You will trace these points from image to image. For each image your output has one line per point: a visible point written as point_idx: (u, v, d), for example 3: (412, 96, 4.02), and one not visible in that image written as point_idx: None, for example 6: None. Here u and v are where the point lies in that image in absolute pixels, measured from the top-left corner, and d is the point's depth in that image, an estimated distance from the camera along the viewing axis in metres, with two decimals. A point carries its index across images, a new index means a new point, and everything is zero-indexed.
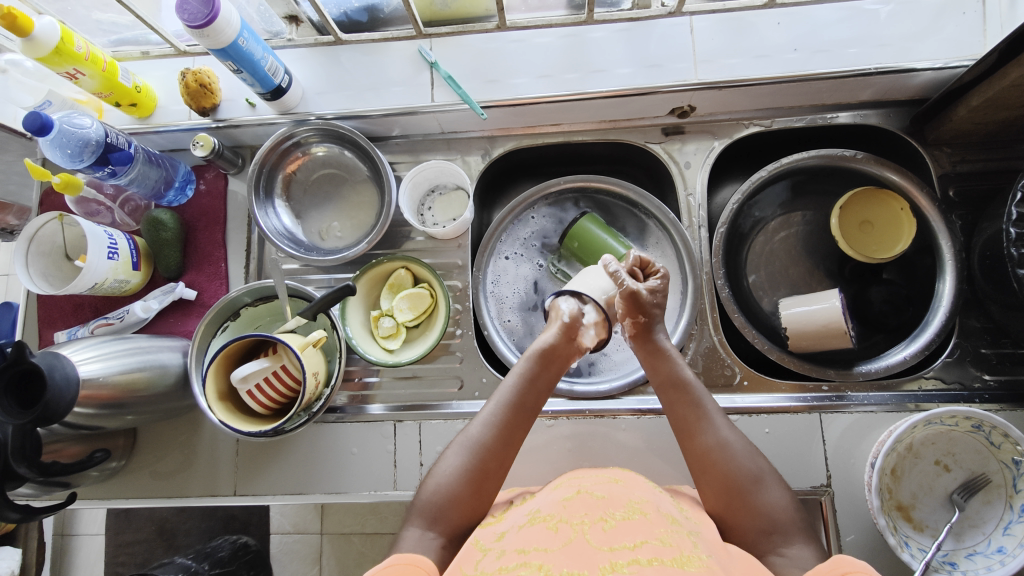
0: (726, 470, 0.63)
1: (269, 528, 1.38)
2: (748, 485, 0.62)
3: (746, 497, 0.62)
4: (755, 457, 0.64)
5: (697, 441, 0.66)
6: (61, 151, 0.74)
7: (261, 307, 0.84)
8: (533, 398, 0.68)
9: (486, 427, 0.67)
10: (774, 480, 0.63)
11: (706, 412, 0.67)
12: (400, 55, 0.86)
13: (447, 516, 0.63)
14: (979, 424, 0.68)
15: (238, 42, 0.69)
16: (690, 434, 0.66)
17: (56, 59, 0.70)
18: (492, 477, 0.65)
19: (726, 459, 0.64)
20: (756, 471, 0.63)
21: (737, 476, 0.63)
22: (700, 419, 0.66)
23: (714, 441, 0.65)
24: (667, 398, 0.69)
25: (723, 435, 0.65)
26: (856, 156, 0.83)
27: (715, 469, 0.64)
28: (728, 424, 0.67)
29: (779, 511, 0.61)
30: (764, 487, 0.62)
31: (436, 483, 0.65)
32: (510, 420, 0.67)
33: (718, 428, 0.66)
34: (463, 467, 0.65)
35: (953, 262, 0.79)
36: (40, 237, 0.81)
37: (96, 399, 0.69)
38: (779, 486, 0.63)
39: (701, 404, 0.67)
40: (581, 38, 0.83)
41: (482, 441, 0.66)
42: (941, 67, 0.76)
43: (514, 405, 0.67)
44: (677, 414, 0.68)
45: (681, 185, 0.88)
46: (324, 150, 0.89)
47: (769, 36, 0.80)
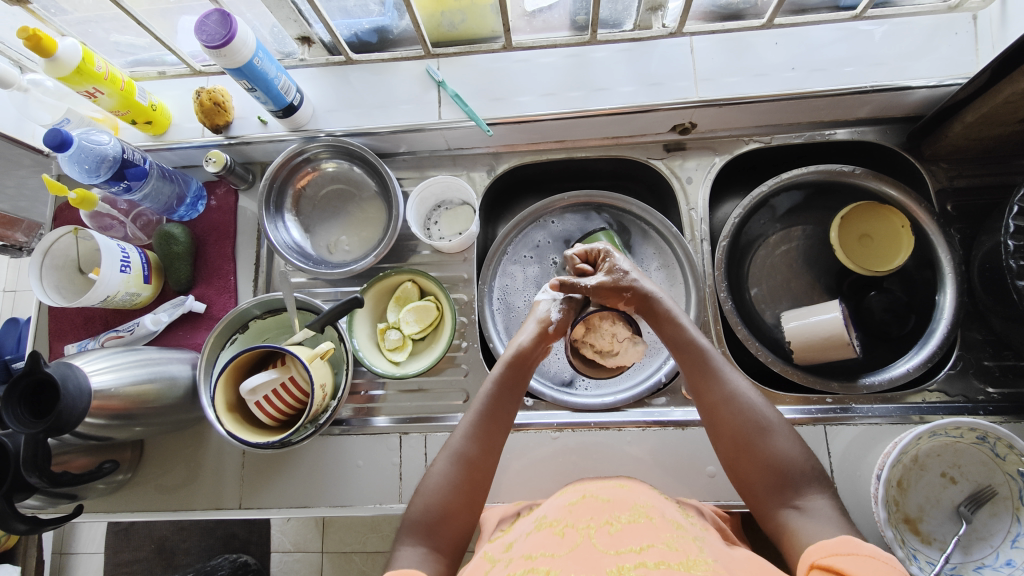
0: (735, 415, 0.65)
1: (269, 547, 1.37)
2: (757, 432, 0.64)
3: (753, 442, 0.63)
4: (765, 407, 0.66)
5: (710, 389, 0.68)
6: (79, 166, 0.76)
7: (269, 319, 0.85)
8: (507, 407, 0.71)
9: (468, 438, 0.69)
10: (781, 428, 0.64)
11: (718, 365, 0.69)
12: (408, 74, 0.88)
13: (440, 532, 0.63)
14: (984, 435, 0.68)
15: (253, 61, 0.71)
16: (704, 385, 0.68)
17: (77, 78, 0.72)
18: (477, 489, 0.66)
19: (736, 407, 0.66)
20: (766, 418, 0.64)
21: (747, 422, 0.64)
22: (711, 371, 0.68)
23: (727, 389, 0.67)
24: (683, 355, 0.71)
25: (736, 385, 0.67)
26: (854, 172, 0.85)
27: (725, 416, 0.66)
28: (740, 377, 0.69)
29: (788, 461, 0.61)
30: (771, 436, 0.63)
31: (426, 497, 0.65)
32: (489, 428, 0.69)
33: (731, 379, 0.68)
34: (450, 480, 0.66)
35: (953, 274, 0.80)
36: (54, 251, 0.82)
37: (107, 410, 0.70)
38: (791, 437, 0.64)
39: (712, 358, 0.69)
40: (585, 58, 0.85)
41: (465, 452, 0.68)
42: (936, 85, 0.78)
43: (489, 414, 0.70)
44: (691, 367, 0.70)
45: (683, 200, 0.90)
46: (334, 166, 0.92)
47: (768, 55, 0.82)
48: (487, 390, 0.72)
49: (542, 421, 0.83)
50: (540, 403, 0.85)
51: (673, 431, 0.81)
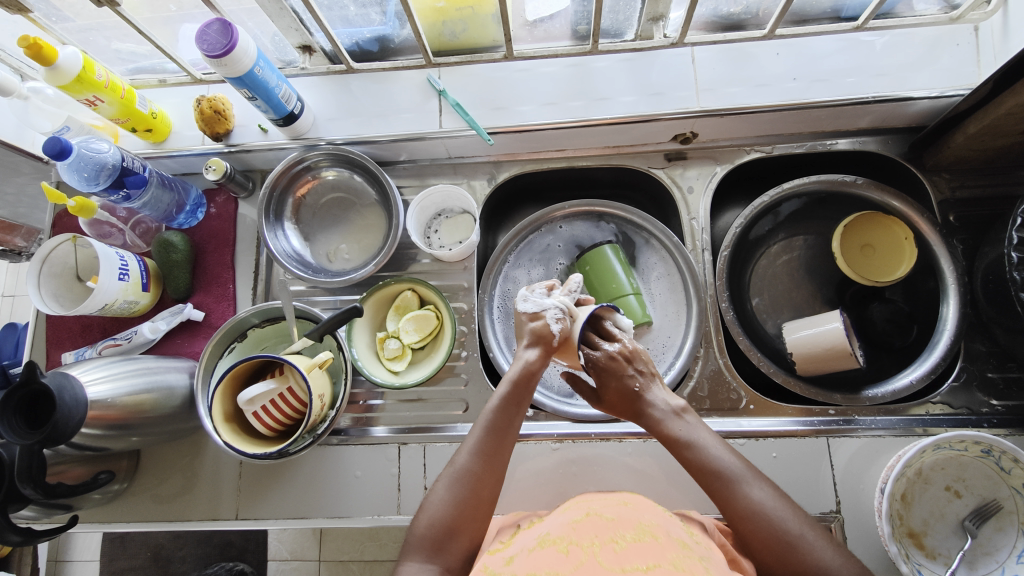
0: (762, 531, 0.59)
1: (266, 555, 1.36)
2: (787, 545, 0.58)
3: (784, 557, 0.57)
4: (795, 516, 0.59)
5: (728, 505, 0.61)
6: (78, 174, 0.76)
7: (268, 328, 0.85)
8: (513, 421, 0.69)
9: (473, 455, 0.66)
10: (812, 538, 0.58)
11: (735, 476, 0.62)
12: (409, 83, 0.88)
13: (446, 547, 0.62)
14: (988, 448, 0.68)
15: (254, 70, 0.71)
16: (722, 500, 0.62)
17: (77, 86, 0.72)
18: (484, 503, 0.65)
19: (761, 520, 0.59)
20: (796, 530, 0.58)
21: (777, 534, 0.58)
22: (728, 483, 0.62)
23: (745, 505, 0.60)
24: (696, 470, 0.64)
25: (757, 496, 0.61)
26: (856, 182, 0.85)
27: (752, 530, 0.60)
28: (761, 482, 0.62)
29: (826, 574, 0.56)
30: (803, 548, 0.57)
31: (430, 515, 0.64)
32: (494, 444, 0.67)
33: (750, 491, 0.61)
34: (455, 498, 0.64)
35: (956, 285, 0.80)
36: (52, 259, 0.82)
37: (103, 420, 0.69)
38: (829, 547, 0.58)
39: (728, 470, 0.62)
40: (586, 67, 0.85)
41: (469, 470, 0.65)
42: (938, 96, 0.78)
43: (494, 429, 0.67)
44: (706, 481, 0.63)
45: (684, 210, 0.89)
46: (334, 174, 0.91)
47: (769, 66, 0.82)
48: (492, 404, 0.69)
49: (542, 432, 0.82)
50: (540, 414, 0.84)
51: None
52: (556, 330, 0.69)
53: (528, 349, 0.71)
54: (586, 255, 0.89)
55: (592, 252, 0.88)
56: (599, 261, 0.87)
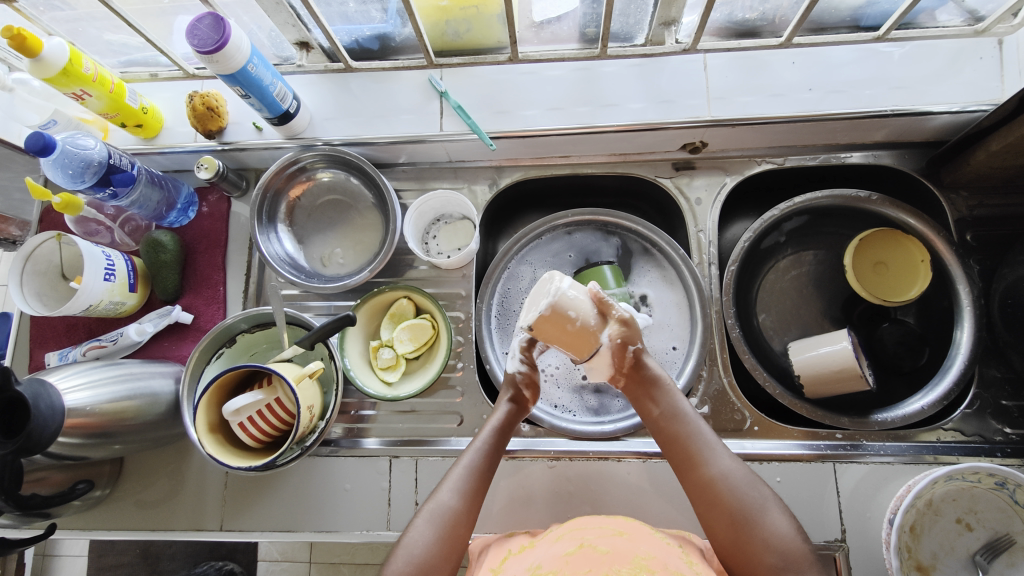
0: (726, 497, 0.62)
1: (256, 556, 1.34)
2: (751, 515, 0.60)
3: (745, 527, 0.60)
4: (756, 482, 0.63)
5: (695, 472, 0.65)
6: (63, 171, 0.73)
7: (258, 334, 0.82)
8: (491, 466, 0.69)
9: (455, 493, 0.65)
10: (774, 506, 0.61)
11: (707, 445, 0.66)
12: (410, 84, 0.85)
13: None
14: (1003, 481, 0.65)
15: (247, 67, 0.68)
16: (691, 466, 0.65)
17: (64, 80, 0.69)
18: (461, 544, 0.63)
19: (728, 488, 0.62)
20: (760, 496, 0.62)
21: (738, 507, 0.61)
22: (697, 453, 0.65)
23: (715, 470, 0.64)
24: (665, 437, 0.69)
25: (724, 465, 0.64)
26: (871, 198, 0.82)
27: (714, 498, 0.62)
28: (729, 455, 0.66)
29: (785, 542, 0.58)
30: (767, 515, 0.60)
31: (410, 555, 0.60)
32: (477, 483, 0.67)
33: (720, 459, 0.65)
34: (436, 539, 0.61)
35: (971, 308, 0.77)
36: (36, 256, 0.79)
37: (82, 428, 0.67)
38: (783, 514, 0.61)
39: (696, 435, 0.67)
40: (594, 72, 0.82)
41: (453, 509, 0.64)
42: (958, 111, 0.75)
43: (477, 472, 0.67)
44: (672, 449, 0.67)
45: (691, 221, 0.86)
46: (330, 176, 0.88)
47: (784, 75, 0.79)
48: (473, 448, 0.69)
49: (539, 449, 0.79)
50: (536, 430, 0.81)
51: None
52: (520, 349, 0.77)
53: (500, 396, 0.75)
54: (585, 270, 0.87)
55: (591, 268, 0.86)
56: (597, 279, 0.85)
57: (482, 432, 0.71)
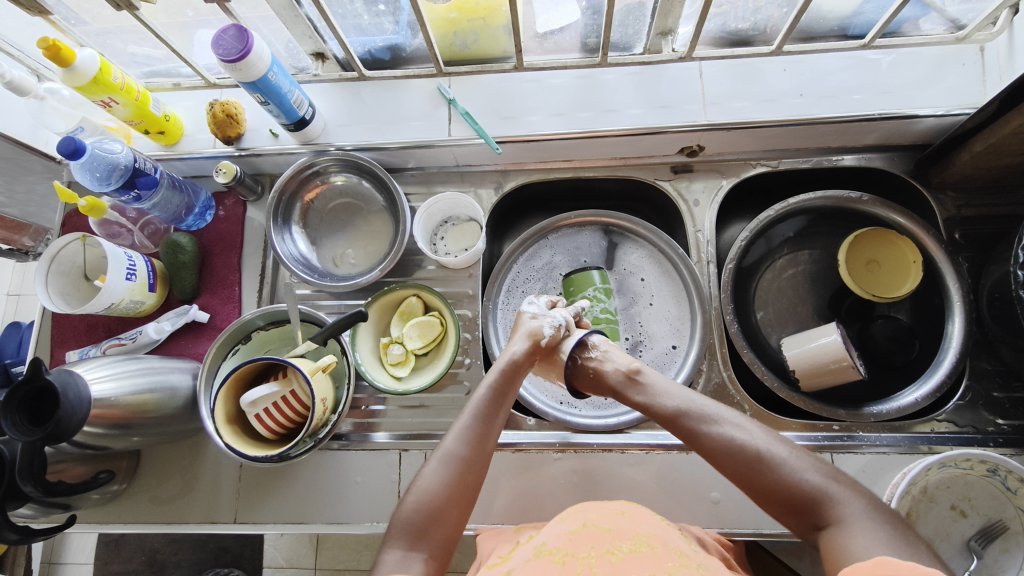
0: (728, 459, 0.59)
1: (261, 562, 1.34)
2: (756, 464, 0.58)
3: (766, 488, 0.57)
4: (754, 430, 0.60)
5: (699, 444, 0.62)
6: (91, 174, 0.77)
7: (272, 331, 0.85)
8: (498, 411, 0.69)
9: (460, 439, 0.66)
10: (786, 453, 0.57)
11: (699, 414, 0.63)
12: (419, 91, 0.89)
13: (429, 534, 0.60)
14: (995, 468, 0.68)
15: (267, 75, 0.72)
16: (693, 437, 0.63)
17: (93, 88, 0.73)
18: (470, 488, 0.64)
19: (728, 448, 0.60)
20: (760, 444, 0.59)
21: (747, 465, 0.58)
22: (694, 422, 0.63)
23: (714, 436, 0.61)
24: (665, 418, 0.66)
25: (723, 427, 0.61)
26: (861, 199, 0.85)
27: (727, 469, 0.60)
28: (727, 412, 0.63)
29: (800, 484, 0.55)
30: (772, 464, 0.57)
31: (417, 499, 0.62)
32: (482, 430, 0.67)
33: (717, 422, 0.62)
34: (444, 483, 0.62)
35: (961, 303, 0.80)
36: (61, 257, 0.82)
37: (106, 419, 0.69)
38: (810, 462, 0.57)
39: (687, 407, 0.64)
40: (595, 79, 0.86)
41: (458, 454, 0.64)
42: (944, 114, 0.79)
43: (481, 416, 0.68)
44: (673, 425, 0.65)
45: (689, 222, 0.90)
46: (343, 179, 0.92)
47: (776, 81, 0.83)
48: (479, 394, 0.70)
49: (544, 441, 0.82)
50: (541, 423, 0.84)
51: (677, 455, 0.80)
52: (547, 334, 0.76)
53: (516, 343, 0.75)
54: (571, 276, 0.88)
55: (579, 273, 0.87)
56: (582, 282, 0.86)
57: (488, 376, 0.72)
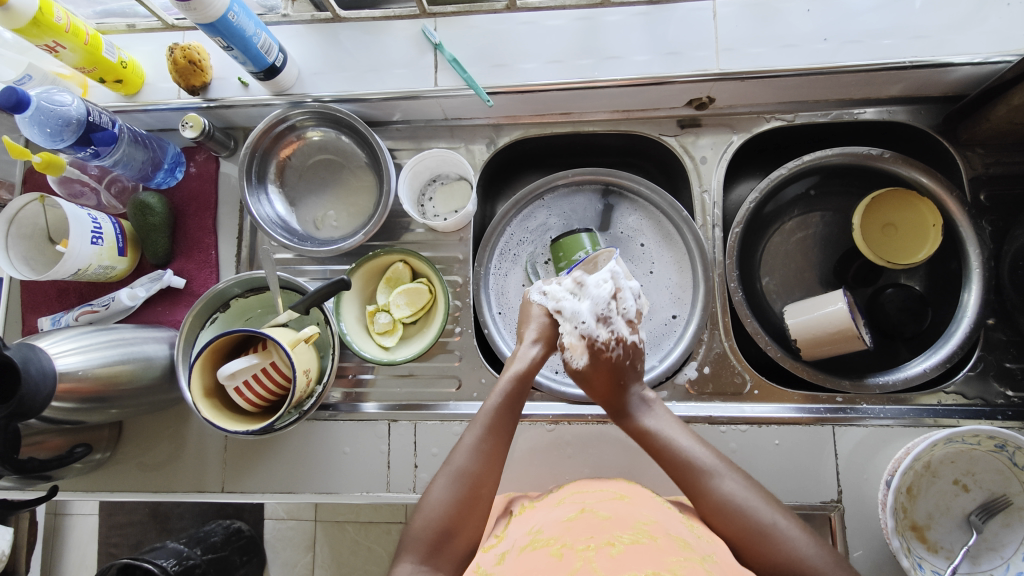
0: (734, 526, 0.57)
1: (262, 514, 1.27)
2: (766, 532, 0.56)
3: (762, 547, 0.56)
4: (762, 502, 0.58)
5: (699, 502, 0.59)
6: (40, 129, 0.70)
7: (251, 298, 0.81)
8: (512, 418, 0.65)
9: (473, 454, 0.63)
10: (788, 528, 0.56)
11: (707, 470, 0.59)
12: (402, 35, 0.81)
13: (442, 551, 0.58)
14: (1003, 444, 0.65)
15: (228, 16, 0.64)
16: (695, 495, 0.59)
17: (35, 30, 0.66)
18: (484, 504, 0.61)
19: (733, 516, 0.57)
20: (766, 517, 0.57)
21: (749, 525, 0.56)
22: (700, 473, 0.60)
23: (720, 498, 0.58)
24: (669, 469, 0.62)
25: (728, 488, 0.58)
26: (883, 155, 0.79)
27: (722, 526, 0.57)
28: (727, 470, 0.60)
29: (804, 561, 0.54)
30: (776, 538, 0.55)
31: (428, 517, 0.60)
32: (495, 442, 0.63)
33: (721, 484, 0.59)
34: (455, 499, 0.60)
35: (980, 270, 0.75)
36: (20, 219, 0.77)
37: (76, 393, 0.66)
38: (802, 532, 0.56)
39: (700, 464, 0.60)
40: (596, 21, 0.78)
41: (469, 469, 0.62)
42: (981, 62, 0.71)
43: (495, 428, 0.64)
44: (677, 478, 0.61)
45: (696, 181, 0.83)
46: (320, 134, 0.85)
47: (797, 23, 0.75)
48: (492, 401, 0.65)
49: (538, 413, 0.79)
50: (535, 394, 0.81)
51: None
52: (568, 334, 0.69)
53: (532, 345, 0.69)
54: (559, 242, 0.84)
55: (567, 237, 0.82)
56: (571, 246, 0.81)
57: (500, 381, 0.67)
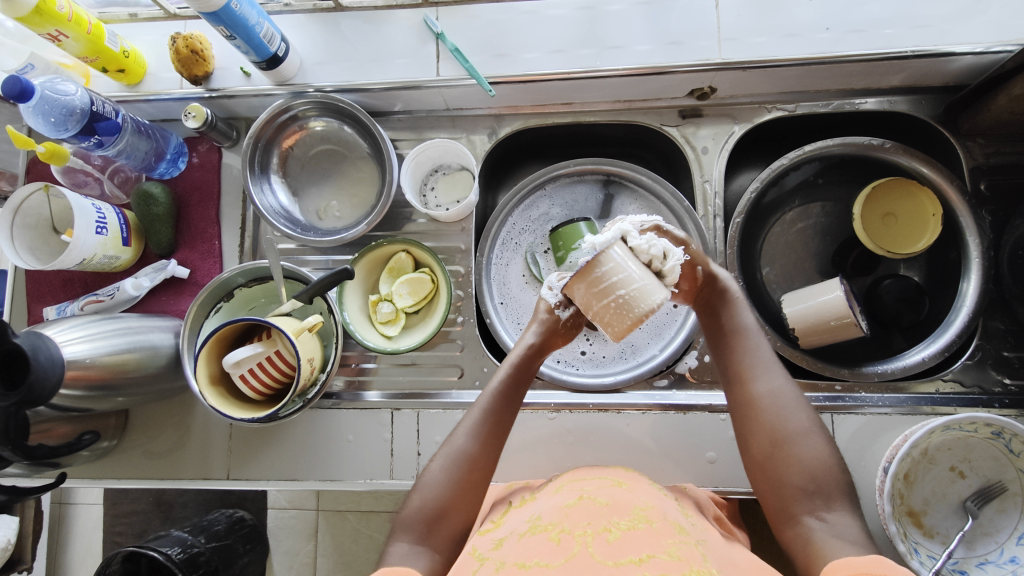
0: (768, 425, 0.62)
1: (265, 503, 1.28)
2: (786, 439, 0.61)
3: (782, 454, 0.60)
4: (803, 415, 0.62)
5: (744, 390, 0.65)
6: (45, 119, 0.70)
7: (255, 288, 0.81)
8: (511, 404, 0.67)
9: (470, 437, 0.64)
10: (815, 438, 0.60)
11: (758, 365, 0.66)
12: (404, 24, 0.81)
13: (437, 531, 0.60)
14: (1000, 431, 0.66)
15: (231, 5, 0.64)
16: (741, 384, 0.66)
17: (37, 19, 0.66)
18: (479, 487, 0.63)
19: (776, 409, 0.62)
20: (799, 424, 0.61)
21: (778, 429, 0.61)
22: (750, 369, 0.66)
23: (761, 392, 0.64)
24: (725, 346, 0.69)
25: (773, 385, 0.64)
26: (884, 145, 0.79)
27: (756, 422, 0.63)
28: (783, 375, 0.66)
29: (820, 470, 0.59)
30: (797, 446, 0.60)
31: (424, 497, 0.61)
32: (493, 427, 0.65)
33: (772, 379, 0.65)
34: (451, 480, 0.62)
35: (979, 259, 0.75)
36: (25, 209, 0.77)
37: (83, 381, 0.67)
38: (824, 441, 0.61)
39: (760, 354, 0.67)
40: (598, 10, 0.78)
41: (468, 452, 0.63)
42: (982, 52, 0.71)
43: (494, 413, 0.66)
44: (732, 365, 0.67)
45: (697, 171, 0.84)
46: (323, 125, 0.85)
47: (799, 13, 0.75)
48: (490, 389, 0.68)
49: (538, 401, 0.80)
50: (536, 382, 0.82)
51: (674, 416, 0.78)
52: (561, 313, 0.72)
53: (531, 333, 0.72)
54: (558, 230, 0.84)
55: (566, 226, 0.83)
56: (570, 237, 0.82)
57: (499, 370, 0.69)
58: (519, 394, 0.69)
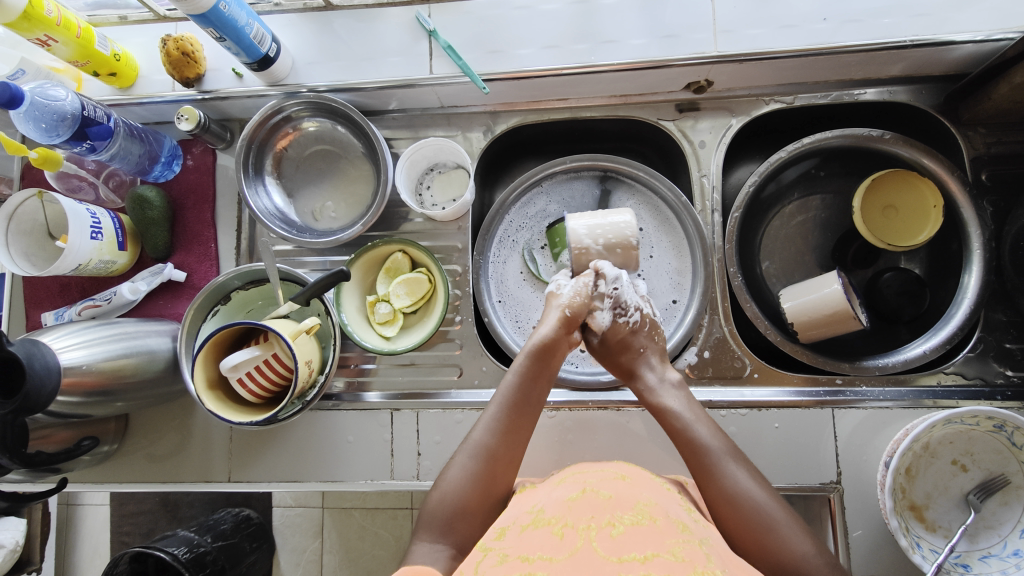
0: (740, 521, 0.57)
1: (270, 501, 1.29)
2: (767, 528, 0.56)
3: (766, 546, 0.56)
4: (773, 502, 0.58)
5: (710, 487, 0.60)
6: (35, 125, 0.69)
7: (252, 291, 0.81)
8: (533, 395, 0.66)
9: (490, 430, 0.64)
10: (792, 524, 0.57)
11: (719, 457, 0.61)
12: (396, 22, 0.80)
13: (458, 528, 0.59)
14: (1001, 424, 0.65)
15: (219, 6, 0.64)
16: (703, 483, 0.61)
17: (25, 24, 0.65)
18: (499, 481, 0.62)
19: (742, 507, 0.58)
20: (776, 513, 0.57)
21: (755, 521, 0.57)
22: (711, 467, 0.61)
23: (730, 488, 0.59)
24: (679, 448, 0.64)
25: (740, 481, 0.60)
26: (883, 137, 0.77)
27: (727, 516, 0.59)
28: (743, 467, 0.61)
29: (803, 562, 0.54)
30: (781, 533, 0.56)
31: (444, 492, 0.61)
32: (512, 420, 0.64)
33: (735, 475, 0.60)
34: (470, 475, 0.61)
35: (981, 251, 0.75)
36: (20, 215, 0.77)
37: (81, 387, 0.67)
38: (804, 532, 0.57)
39: (712, 450, 0.62)
40: (592, 5, 0.77)
41: (488, 446, 0.63)
42: (983, 40, 0.70)
43: (516, 405, 0.65)
44: (690, 463, 0.62)
45: (694, 166, 0.83)
46: (316, 125, 0.84)
47: (796, 4, 0.74)
48: (510, 380, 0.66)
49: None
50: None
51: None
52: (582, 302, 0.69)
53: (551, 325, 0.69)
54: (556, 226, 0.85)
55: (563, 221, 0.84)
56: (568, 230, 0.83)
57: (518, 360, 0.67)
58: (543, 383, 0.66)
